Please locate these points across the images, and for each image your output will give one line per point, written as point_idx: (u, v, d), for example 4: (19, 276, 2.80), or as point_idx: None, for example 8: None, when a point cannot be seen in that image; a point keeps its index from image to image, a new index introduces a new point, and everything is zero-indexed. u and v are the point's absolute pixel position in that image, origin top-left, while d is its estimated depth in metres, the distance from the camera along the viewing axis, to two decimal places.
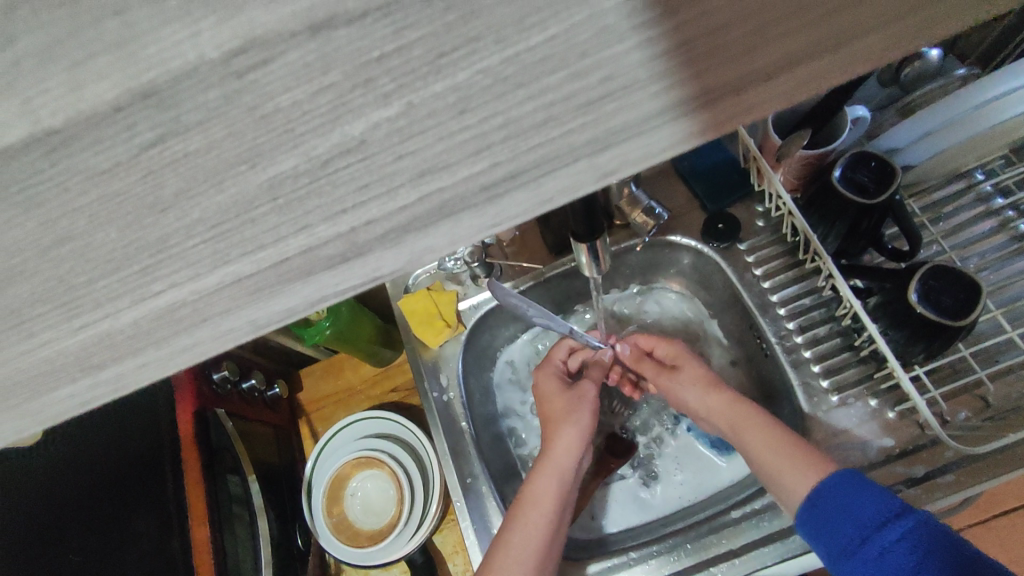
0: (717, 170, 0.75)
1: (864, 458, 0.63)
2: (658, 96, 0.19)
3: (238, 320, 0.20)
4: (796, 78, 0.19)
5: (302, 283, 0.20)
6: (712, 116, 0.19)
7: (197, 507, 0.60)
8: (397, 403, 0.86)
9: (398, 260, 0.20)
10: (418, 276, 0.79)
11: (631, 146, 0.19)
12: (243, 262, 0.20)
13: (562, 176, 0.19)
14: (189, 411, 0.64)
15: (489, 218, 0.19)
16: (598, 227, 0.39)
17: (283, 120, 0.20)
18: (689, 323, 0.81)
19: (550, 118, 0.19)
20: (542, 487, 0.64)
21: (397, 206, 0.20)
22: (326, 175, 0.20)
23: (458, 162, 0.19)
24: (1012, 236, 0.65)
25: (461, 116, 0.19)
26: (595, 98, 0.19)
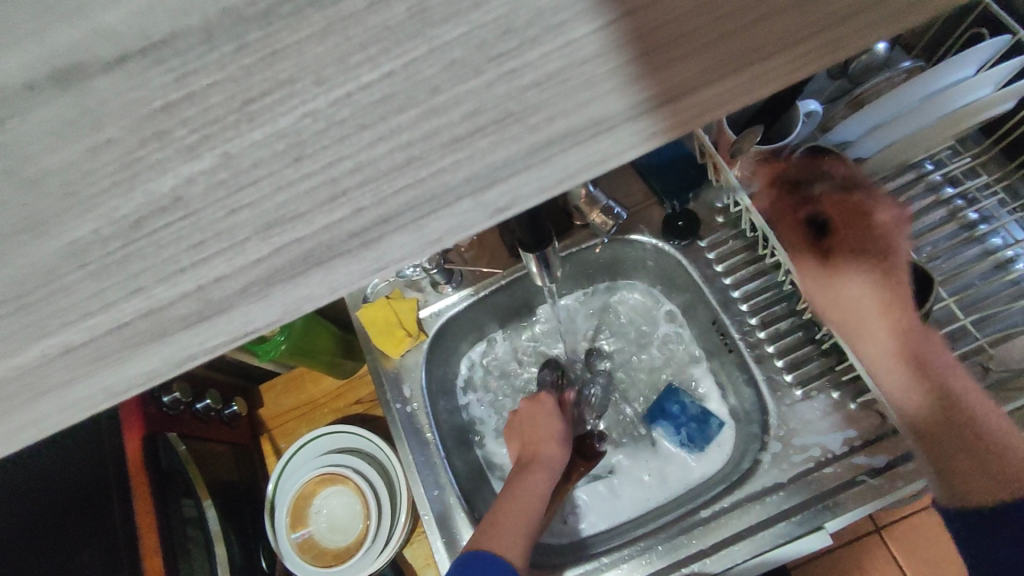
0: (676, 166, 0.73)
1: (828, 452, 0.63)
2: (537, 131, 0.20)
3: (140, 364, 0.20)
4: (677, 107, 0.20)
5: (197, 328, 0.20)
6: (584, 153, 0.20)
7: (148, 534, 0.58)
8: (362, 415, 0.84)
9: (270, 311, 0.20)
10: (375, 285, 0.76)
11: (519, 181, 0.20)
12: (125, 308, 0.20)
13: (438, 221, 0.20)
14: (138, 437, 0.63)
15: (370, 263, 0.20)
16: (545, 234, 0.38)
17: (169, 156, 0.20)
18: (653, 321, 0.80)
19: (410, 159, 0.20)
20: (534, 484, 0.63)
21: (248, 260, 0.20)
22: (166, 225, 0.20)
23: (312, 210, 0.20)
24: (961, 225, 0.66)
25: (353, 156, 0.20)
26: (473, 138, 0.20)
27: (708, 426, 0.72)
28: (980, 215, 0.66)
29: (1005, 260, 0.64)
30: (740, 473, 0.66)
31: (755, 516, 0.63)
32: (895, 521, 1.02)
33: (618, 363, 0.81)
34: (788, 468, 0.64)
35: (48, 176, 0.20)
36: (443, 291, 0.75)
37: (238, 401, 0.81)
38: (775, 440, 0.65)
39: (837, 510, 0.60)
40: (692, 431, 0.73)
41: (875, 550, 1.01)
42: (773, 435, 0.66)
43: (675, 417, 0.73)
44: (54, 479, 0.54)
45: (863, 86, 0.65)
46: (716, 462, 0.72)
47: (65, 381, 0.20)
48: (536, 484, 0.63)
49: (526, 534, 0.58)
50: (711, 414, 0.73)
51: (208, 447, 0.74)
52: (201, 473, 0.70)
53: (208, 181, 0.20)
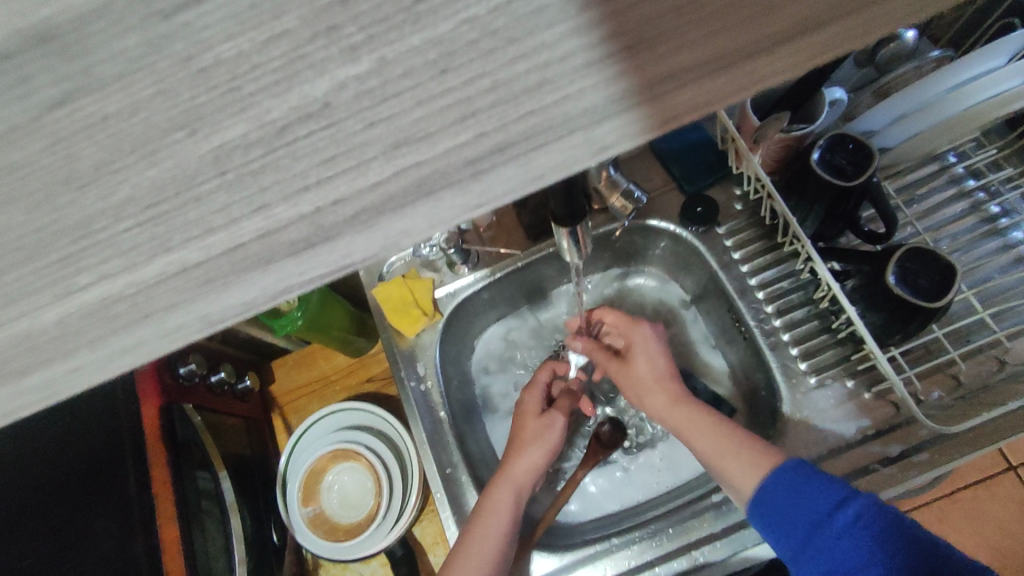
0: (695, 152, 0.74)
1: (841, 440, 0.63)
2: (647, 62, 0.18)
3: (221, 305, 0.19)
4: (796, 46, 0.18)
5: (281, 266, 0.18)
6: (700, 89, 0.18)
7: (163, 501, 0.59)
8: (373, 394, 0.84)
9: (370, 244, 0.18)
10: (392, 264, 0.77)
11: (642, 115, 0.18)
12: (201, 244, 0.19)
13: (547, 156, 0.18)
14: (155, 405, 0.63)
15: (473, 198, 0.18)
16: (579, 209, 0.37)
17: (260, 66, 0.19)
18: (669, 305, 0.81)
19: (544, 82, 0.18)
20: (497, 503, 0.63)
21: (368, 183, 0.18)
22: (283, 147, 0.18)
23: (438, 132, 0.18)
24: (982, 218, 0.66)
25: (445, 79, 0.18)
26: (577, 64, 0.18)
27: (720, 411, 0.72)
28: (1002, 208, 0.66)
29: None
30: None
31: None
32: None
33: None
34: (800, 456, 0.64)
35: (141, 92, 0.19)
36: (459, 271, 0.75)
37: (252, 376, 0.81)
38: (786, 426, 0.65)
39: None
40: None
41: None
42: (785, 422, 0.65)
43: None
44: (70, 446, 0.54)
45: (892, 74, 0.64)
46: None
47: (144, 317, 0.19)
48: (503, 502, 0.63)
49: (489, 560, 0.60)
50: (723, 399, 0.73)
51: (222, 420, 0.74)
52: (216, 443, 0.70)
53: (286, 106, 0.18)
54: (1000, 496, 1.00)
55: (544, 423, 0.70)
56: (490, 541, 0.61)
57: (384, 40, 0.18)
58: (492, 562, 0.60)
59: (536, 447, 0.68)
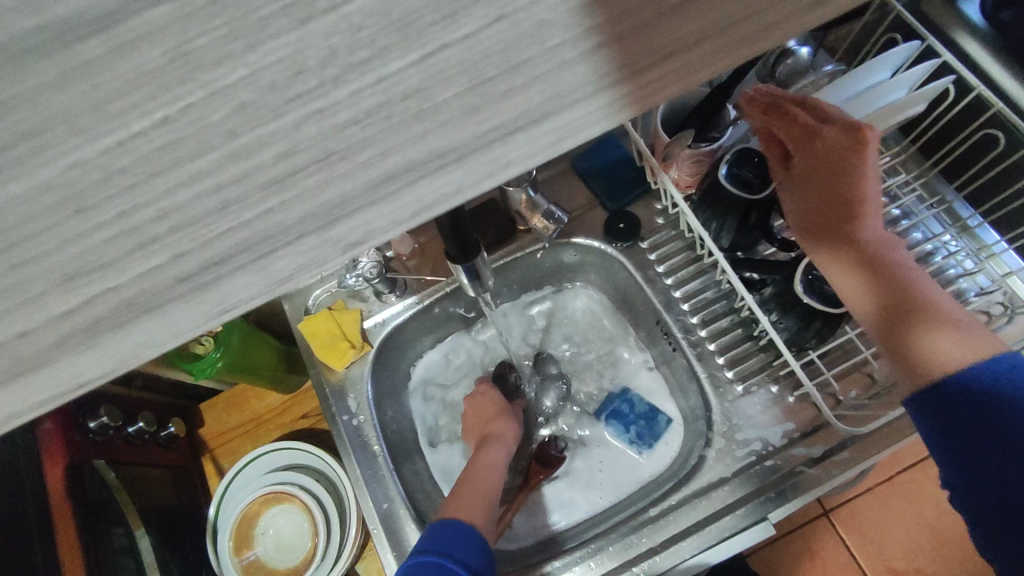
0: (615, 170, 0.75)
1: (769, 445, 0.65)
2: (438, 133, 0.20)
3: (33, 387, 0.19)
4: (576, 111, 0.20)
5: (94, 347, 0.19)
6: (488, 157, 0.20)
7: (72, 571, 0.55)
8: (309, 430, 0.82)
9: (99, 365, 0.19)
10: (318, 296, 0.75)
11: (377, 210, 0.19)
12: (9, 324, 0.19)
13: (345, 229, 0.19)
14: (60, 465, 0.59)
15: (283, 270, 0.19)
16: (471, 246, 0.37)
17: (53, 142, 0.20)
18: (602, 320, 0.81)
19: (302, 149, 0.20)
20: (490, 458, 0.68)
21: (61, 309, 0.19)
22: (38, 232, 0.19)
23: (125, 257, 0.19)
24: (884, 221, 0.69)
25: (258, 157, 0.20)
26: (372, 138, 0.20)
27: (657, 422, 0.74)
28: (901, 212, 0.69)
29: (924, 253, 0.67)
30: (687, 470, 0.68)
31: (702, 511, 0.64)
32: (841, 504, 1.06)
33: (567, 365, 0.81)
34: (732, 463, 0.65)
35: None
36: (387, 300, 0.73)
37: (176, 422, 0.78)
38: (719, 436, 0.67)
39: (779, 500, 0.62)
40: (640, 429, 0.74)
41: (824, 532, 1.06)
42: (716, 431, 0.67)
43: (624, 416, 0.75)
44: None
45: (793, 88, 0.66)
46: (665, 458, 0.73)
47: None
48: (496, 458, 0.68)
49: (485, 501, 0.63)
50: (659, 411, 0.74)
51: (142, 473, 0.71)
52: (134, 499, 0.67)
53: (75, 174, 0.20)
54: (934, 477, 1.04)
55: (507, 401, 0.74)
56: (485, 485, 0.65)
57: (201, 124, 0.20)
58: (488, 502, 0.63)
59: (510, 414, 0.73)
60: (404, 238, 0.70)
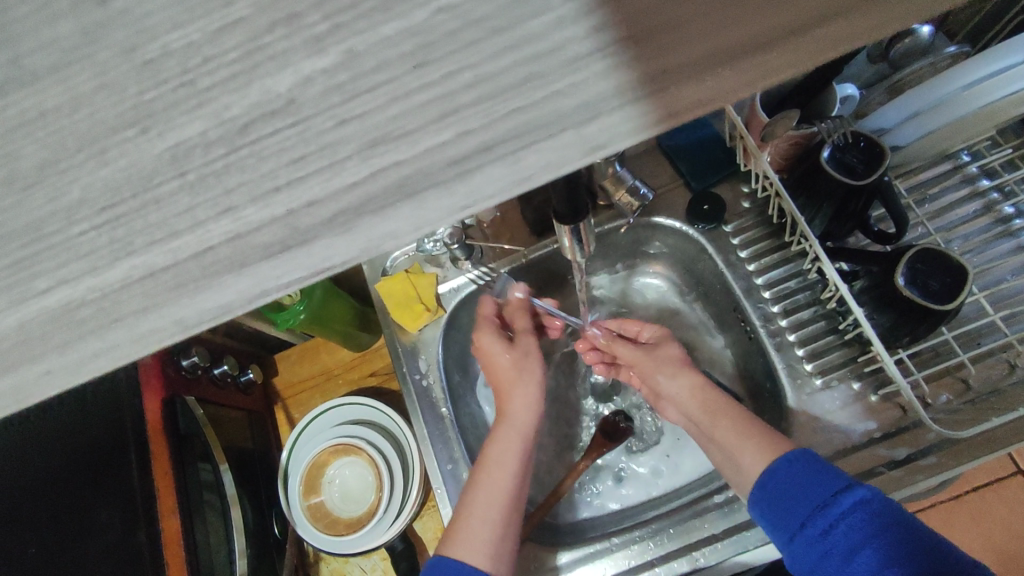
0: (703, 148, 0.73)
1: (847, 442, 0.63)
2: (618, 73, 0.18)
3: (237, 289, 0.19)
4: (746, 66, 0.18)
5: (279, 262, 0.19)
6: (668, 101, 0.18)
7: (166, 495, 0.59)
8: (376, 388, 0.84)
9: (297, 268, 0.19)
10: (395, 259, 0.76)
11: (606, 123, 0.18)
12: (211, 231, 0.19)
13: (527, 159, 0.18)
14: (157, 396, 0.64)
15: (462, 198, 0.18)
16: (581, 206, 0.37)
17: (252, 66, 0.20)
18: (673, 302, 0.80)
19: (512, 80, 0.18)
20: (499, 451, 0.63)
21: (267, 214, 0.19)
22: (244, 148, 0.20)
23: (318, 170, 0.19)
24: (996, 219, 0.64)
25: (431, 84, 0.19)
26: (552, 74, 0.18)
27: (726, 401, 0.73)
28: (1016, 209, 0.64)
29: None
30: None
31: None
32: None
33: None
34: None
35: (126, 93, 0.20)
36: (463, 266, 0.74)
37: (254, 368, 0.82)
38: (794, 428, 0.64)
39: None
40: None
41: None
42: (792, 424, 0.64)
43: None
44: (57, 434, 0.55)
45: (904, 72, 0.64)
46: None
47: (153, 303, 0.19)
48: (505, 451, 0.63)
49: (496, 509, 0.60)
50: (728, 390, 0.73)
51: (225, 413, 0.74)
52: (218, 436, 0.70)
53: (273, 92, 0.19)
54: (1009, 499, 0.99)
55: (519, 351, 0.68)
56: (494, 490, 0.61)
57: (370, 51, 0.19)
58: (499, 511, 0.60)
59: (523, 381, 0.67)
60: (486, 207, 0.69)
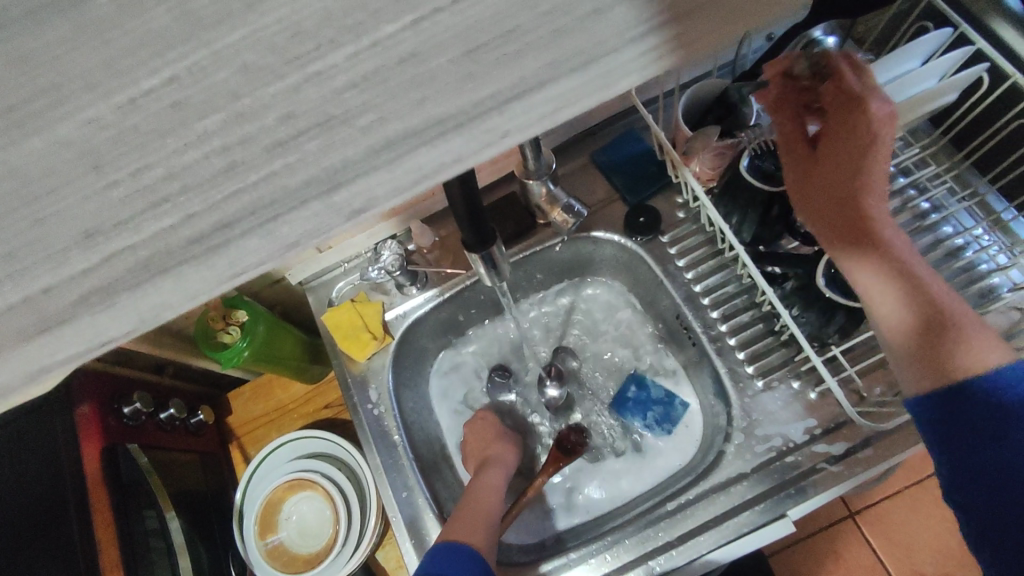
0: (636, 162, 0.75)
1: (790, 441, 0.64)
2: (397, 122, 0.22)
3: (84, 334, 0.21)
4: (507, 113, 0.22)
5: (123, 302, 0.21)
6: (442, 148, 0.22)
7: (108, 548, 0.57)
8: (331, 420, 0.84)
9: (124, 319, 0.21)
10: (341, 288, 0.76)
11: (405, 162, 0.22)
12: (32, 281, 0.22)
13: (316, 209, 0.22)
14: (97, 448, 0.62)
15: (279, 242, 0.21)
16: (486, 232, 0.38)
17: (78, 134, 0.23)
18: (620, 312, 0.81)
19: (323, 126, 0.22)
20: (489, 481, 0.68)
21: (91, 262, 0.22)
22: (53, 208, 0.22)
23: (138, 219, 0.22)
24: (913, 215, 0.67)
25: (235, 146, 0.22)
26: (336, 127, 0.22)
27: (673, 407, 0.75)
28: (931, 204, 0.67)
29: (955, 249, 0.65)
30: (706, 465, 0.68)
31: (721, 506, 0.64)
32: (867, 507, 1.03)
33: (584, 358, 0.81)
34: (752, 458, 0.65)
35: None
36: (409, 292, 0.75)
37: (205, 410, 0.80)
38: (739, 431, 0.66)
39: (800, 497, 0.61)
40: (656, 415, 0.75)
41: (849, 535, 1.03)
42: (736, 426, 0.66)
43: (641, 402, 0.76)
44: None
45: None
46: (686, 451, 0.73)
47: (6, 349, 0.21)
48: (496, 483, 0.68)
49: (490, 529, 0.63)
50: (675, 395, 0.75)
51: (175, 457, 0.73)
52: (165, 483, 0.69)
53: (124, 162, 0.23)
54: None
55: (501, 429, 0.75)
56: (488, 514, 0.64)
57: (194, 119, 0.23)
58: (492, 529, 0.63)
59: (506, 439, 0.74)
60: (425, 232, 0.70)
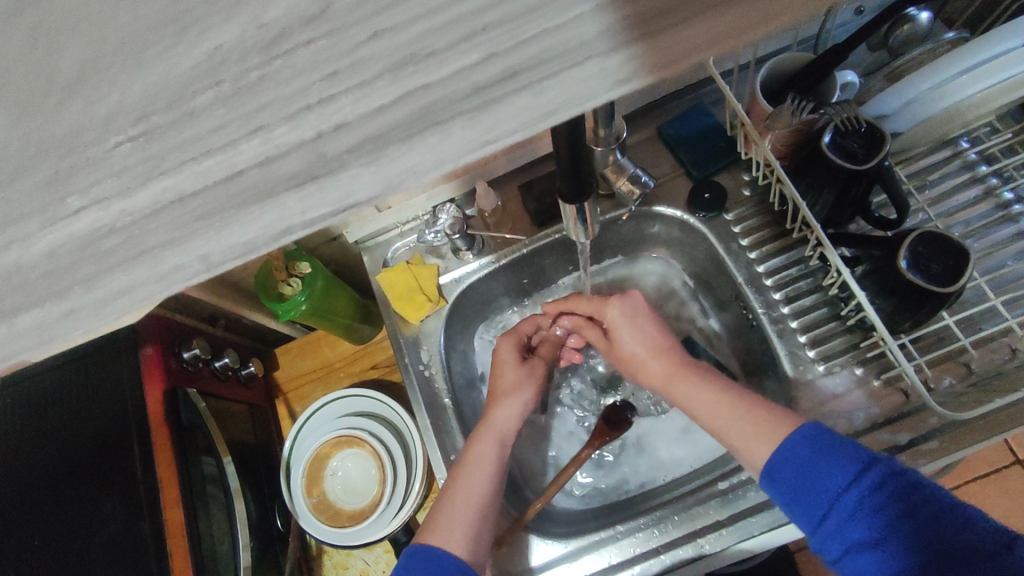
0: (704, 138, 0.73)
1: (851, 428, 0.62)
2: (573, 26, 0.20)
3: (235, 237, 0.20)
4: (688, 27, 0.20)
5: (272, 206, 0.20)
6: (614, 59, 0.20)
7: (168, 481, 0.58)
8: (378, 380, 0.84)
9: (275, 227, 0.20)
10: (397, 250, 0.77)
11: (581, 71, 0.20)
12: (188, 175, 0.21)
13: (455, 137, 0.20)
14: (160, 388, 0.63)
15: (441, 150, 0.20)
16: (585, 186, 0.38)
17: (221, 27, 0.22)
18: (674, 289, 0.81)
19: (490, 23, 0.20)
20: (481, 451, 0.63)
21: (245, 162, 0.21)
22: (204, 104, 0.22)
23: (294, 114, 0.21)
24: (996, 205, 0.65)
25: (379, 51, 0.21)
26: (502, 22, 0.20)
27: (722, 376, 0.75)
28: (1016, 195, 0.65)
29: None
30: None
31: None
32: None
33: None
34: None
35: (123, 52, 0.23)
36: (464, 257, 0.74)
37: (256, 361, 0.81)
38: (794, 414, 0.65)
39: None
40: None
41: None
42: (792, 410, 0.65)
43: None
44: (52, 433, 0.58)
45: (904, 58, 0.64)
46: None
47: (157, 244, 0.21)
48: (488, 454, 0.63)
49: (472, 517, 0.59)
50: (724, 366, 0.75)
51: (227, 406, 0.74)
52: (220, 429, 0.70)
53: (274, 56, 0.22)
54: (1009, 491, 0.99)
55: (523, 373, 0.70)
56: (473, 494, 0.61)
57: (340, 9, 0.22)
58: (475, 513, 0.60)
59: (518, 395, 0.68)
60: (488, 194, 0.69)
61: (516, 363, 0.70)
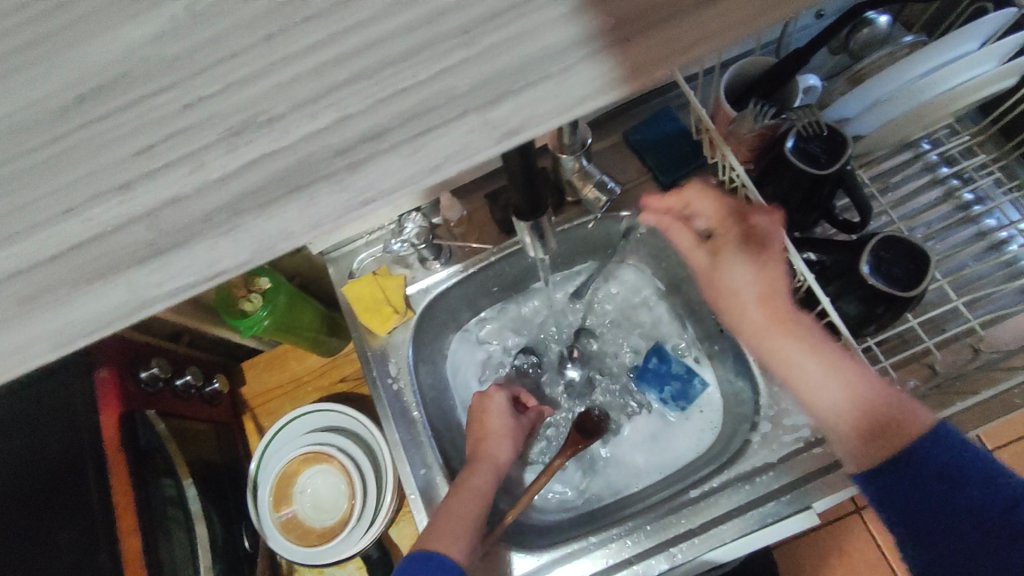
0: (671, 143, 0.72)
1: (818, 432, 0.63)
2: (498, 62, 0.21)
3: (172, 273, 0.21)
4: (599, 62, 0.21)
5: (209, 242, 0.21)
6: (535, 95, 0.21)
7: (125, 508, 0.56)
8: (347, 394, 0.82)
9: (212, 262, 0.21)
10: (362, 260, 0.75)
11: (505, 107, 0.21)
12: (126, 213, 0.22)
13: (388, 163, 0.21)
14: (115, 413, 0.60)
15: (373, 183, 0.21)
16: (540, 200, 0.36)
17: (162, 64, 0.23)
18: (643, 293, 0.80)
19: (420, 57, 0.21)
20: (476, 482, 0.64)
21: (182, 199, 0.22)
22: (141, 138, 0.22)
23: (233, 149, 0.22)
24: (956, 206, 0.65)
25: (313, 87, 0.22)
26: (433, 57, 0.21)
27: (692, 385, 0.75)
28: (976, 196, 0.65)
29: (998, 242, 0.63)
30: (730, 454, 0.66)
31: (745, 496, 0.62)
32: None
33: (603, 338, 0.81)
34: (777, 449, 0.64)
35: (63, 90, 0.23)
36: (432, 266, 0.73)
37: (219, 378, 0.78)
38: (765, 420, 0.65)
39: (824, 490, 0.61)
40: (674, 391, 0.75)
41: (854, 529, 1.02)
42: (763, 415, 0.65)
43: (659, 375, 0.77)
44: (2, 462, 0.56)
45: (865, 61, 0.64)
46: (705, 436, 0.73)
47: (93, 281, 0.21)
48: (482, 485, 0.64)
49: (464, 540, 0.59)
50: (695, 372, 0.76)
51: (192, 426, 0.72)
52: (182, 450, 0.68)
53: (208, 91, 0.22)
54: None
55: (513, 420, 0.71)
56: (467, 518, 0.60)
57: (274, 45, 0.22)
58: (469, 535, 0.59)
59: (508, 437, 0.69)
60: (454, 205, 0.69)
61: (506, 409, 0.71)
